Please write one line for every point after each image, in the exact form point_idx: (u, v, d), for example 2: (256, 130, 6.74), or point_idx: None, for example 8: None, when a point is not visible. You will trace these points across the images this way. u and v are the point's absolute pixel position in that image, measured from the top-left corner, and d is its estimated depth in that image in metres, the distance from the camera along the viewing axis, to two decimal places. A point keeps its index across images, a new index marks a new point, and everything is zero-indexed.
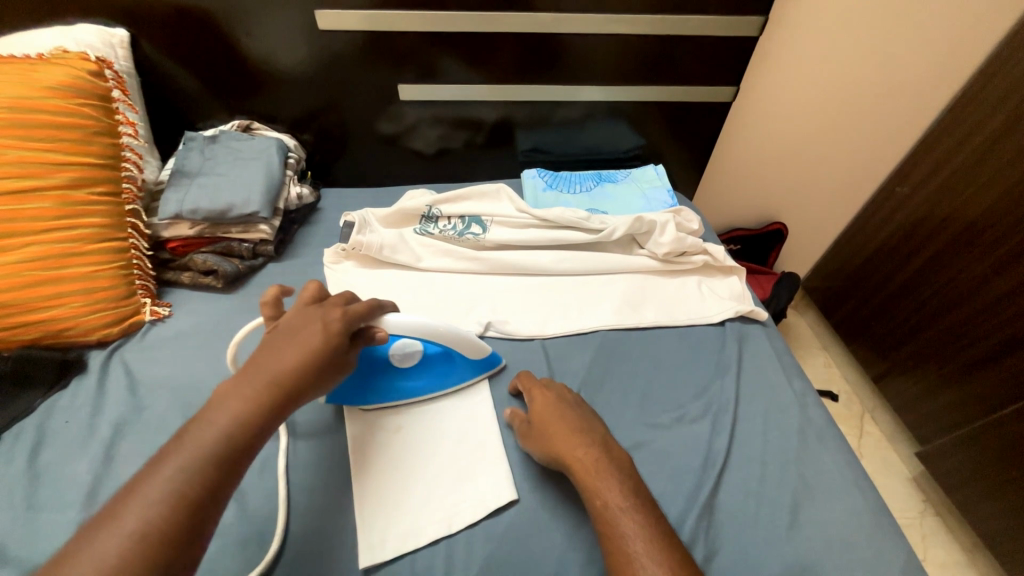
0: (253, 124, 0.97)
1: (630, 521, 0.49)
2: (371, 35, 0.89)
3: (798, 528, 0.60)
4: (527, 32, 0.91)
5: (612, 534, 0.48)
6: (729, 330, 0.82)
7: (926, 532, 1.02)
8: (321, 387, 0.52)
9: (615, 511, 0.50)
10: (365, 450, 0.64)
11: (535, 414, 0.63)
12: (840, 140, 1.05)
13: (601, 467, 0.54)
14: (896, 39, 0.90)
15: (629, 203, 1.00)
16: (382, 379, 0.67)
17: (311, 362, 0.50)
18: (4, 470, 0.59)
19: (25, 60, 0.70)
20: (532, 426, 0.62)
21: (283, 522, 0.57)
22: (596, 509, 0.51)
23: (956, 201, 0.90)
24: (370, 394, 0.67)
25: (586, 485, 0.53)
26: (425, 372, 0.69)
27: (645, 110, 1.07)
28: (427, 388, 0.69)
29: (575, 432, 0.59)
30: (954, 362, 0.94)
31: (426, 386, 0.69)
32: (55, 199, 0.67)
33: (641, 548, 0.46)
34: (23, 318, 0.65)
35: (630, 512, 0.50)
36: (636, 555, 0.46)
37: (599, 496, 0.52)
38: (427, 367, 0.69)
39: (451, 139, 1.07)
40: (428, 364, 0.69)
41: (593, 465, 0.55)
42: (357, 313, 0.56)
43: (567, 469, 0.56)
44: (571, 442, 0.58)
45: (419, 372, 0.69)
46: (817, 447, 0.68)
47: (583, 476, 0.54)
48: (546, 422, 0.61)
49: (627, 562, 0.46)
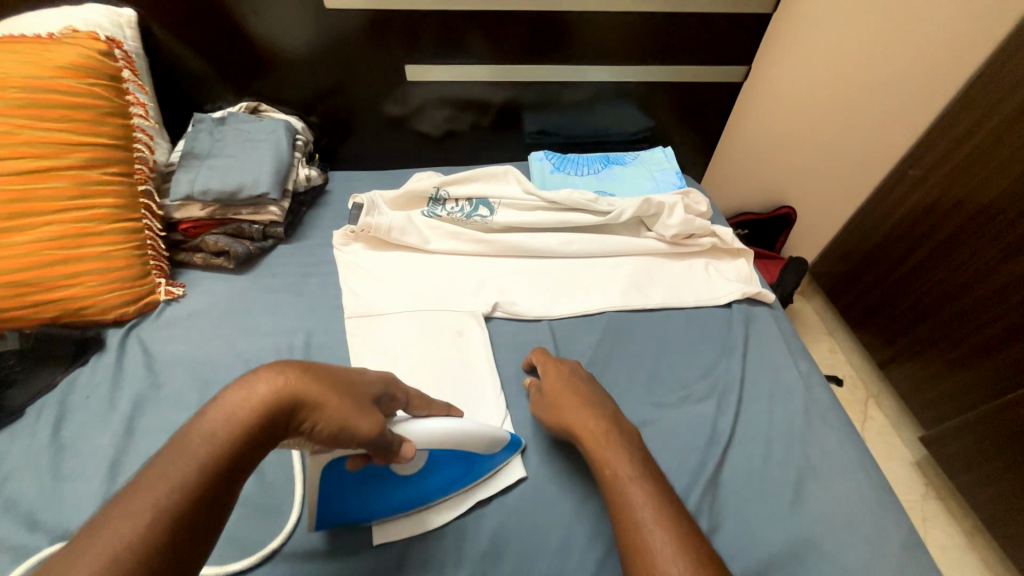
0: (260, 106, 0.96)
1: (639, 490, 0.50)
2: (376, 14, 0.88)
3: (801, 504, 0.62)
4: (534, 10, 0.90)
5: (621, 502, 0.49)
6: (736, 311, 0.82)
7: (927, 514, 1.03)
8: (325, 424, 0.44)
9: (624, 480, 0.51)
10: None
11: (546, 388, 0.64)
12: (851, 120, 1.03)
13: (611, 439, 0.55)
14: (910, 16, 0.88)
15: (637, 185, 0.99)
16: (382, 491, 0.55)
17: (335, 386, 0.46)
18: (31, 442, 0.61)
19: (36, 39, 0.70)
20: (544, 397, 0.64)
21: (299, 493, 0.59)
22: (605, 479, 0.52)
23: (968, 182, 0.89)
24: (371, 505, 0.55)
25: (596, 455, 0.55)
26: (435, 472, 0.57)
27: (654, 90, 1.06)
28: (437, 487, 0.57)
29: (585, 405, 0.60)
30: (963, 345, 0.94)
31: (434, 487, 0.57)
32: (70, 179, 0.68)
33: (650, 516, 0.47)
34: (40, 298, 0.67)
35: (639, 482, 0.50)
36: (644, 522, 0.47)
37: (609, 467, 0.53)
38: (435, 470, 0.56)
39: (457, 122, 1.07)
40: (440, 462, 0.56)
41: (603, 438, 0.55)
42: (407, 399, 0.56)
43: (578, 442, 0.57)
44: (583, 416, 0.58)
45: (427, 474, 0.56)
46: (822, 427, 0.69)
47: (594, 448, 0.55)
48: (557, 395, 0.62)
49: (635, 530, 0.47)
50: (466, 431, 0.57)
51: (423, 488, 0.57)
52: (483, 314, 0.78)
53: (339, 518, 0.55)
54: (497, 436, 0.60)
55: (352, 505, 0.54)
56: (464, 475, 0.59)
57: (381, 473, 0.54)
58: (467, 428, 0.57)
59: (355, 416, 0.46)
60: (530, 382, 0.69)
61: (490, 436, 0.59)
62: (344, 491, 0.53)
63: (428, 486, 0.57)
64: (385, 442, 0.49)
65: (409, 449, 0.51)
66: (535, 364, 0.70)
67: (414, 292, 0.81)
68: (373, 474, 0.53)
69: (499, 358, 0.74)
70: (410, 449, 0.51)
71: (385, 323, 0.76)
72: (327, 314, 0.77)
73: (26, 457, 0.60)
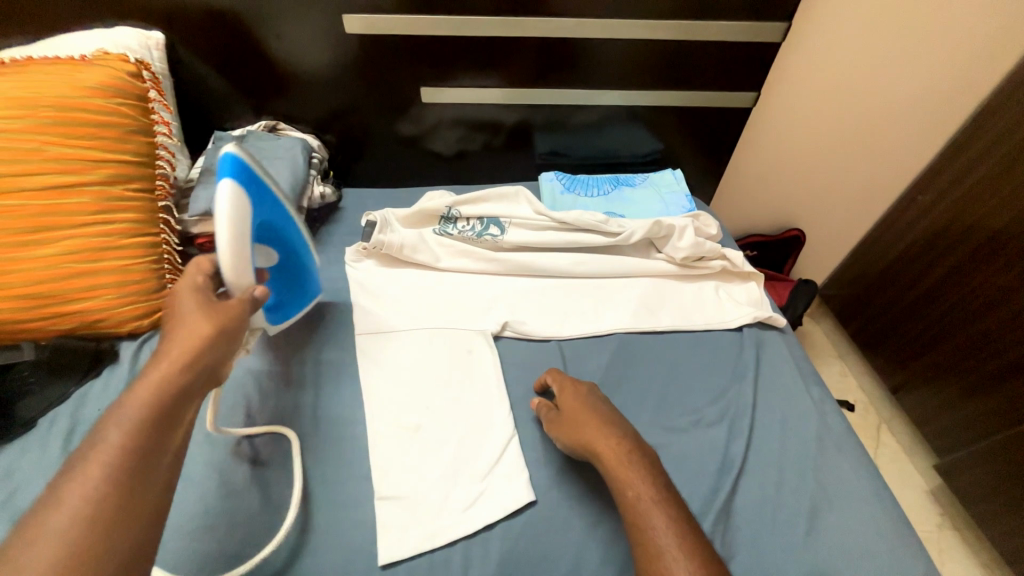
0: (278, 124, 1.00)
1: (661, 515, 0.49)
2: (393, 38, 0.91)
3: (815, 534, 0.61)
4: (547, 36, 0.92)
5: (642, 526, 0.49)
6: (747, 336, 0.82)
7: (943, 545, 1.01)
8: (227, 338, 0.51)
9: (647, 503, 0.51)
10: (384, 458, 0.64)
11: (564, 404, 0.64)
12: (861, 147, 1.04)
13: (633, 460, 0.55)
14: (921, 45, 0.90)
15: (646, 207, 1.00)
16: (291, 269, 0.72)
17: (205, 317, 0.51)
18: (45, 453, 0.62)
19: (68, 61, 0.73)
20: (560, 414, 0.64)
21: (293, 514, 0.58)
22: (627, 501, 0.52)
23: (980, 210, 0.89)
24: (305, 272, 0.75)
25: (616, 477, 0.54)
26: (277, 241, 0.69)
27: (665, 115, 1.07)
28: (290, 236, 0.71)
29: (605, 423, 0.59)
30: (976, 373, 0.93)
31: (291, 236, 0.71)
32: (93, 194, 0.70)
33: (672, 542, 0.47)
34: (59, 309, 0.68)
35: (662, 506, 0.50)
36: (666, 548, 0.47)
37: (632, 488, 0.53)
38: (277, 240, 0.69)
39: (470, 141, 1.09)
40: (269, 236, 0.68)
41: (624, 457, 0.55)
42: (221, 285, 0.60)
43: (598, 463, 0.57)
44: (603, 434, 0.58)
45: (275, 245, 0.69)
46: (836, 454, 0.68)
47: (614, 468, 0.55)
48: (574, 412, 0.62)
49: (656, 556, 0.47)
50: (240, 218, 0.59)
51: (289, 232, 0.71)
52: (492, 333, 0.78)
53: (313, 283, 0.77)
54: (222, 197, 0.58)
55: (308, 277, 0.76)
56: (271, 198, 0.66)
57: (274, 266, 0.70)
58: (234, 219, 0.58)
59: (232, 314, 0.53)
60: (537, 403, 0.68)
61: (228, 200, 0.58)
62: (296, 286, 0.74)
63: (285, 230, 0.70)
64: (248, 301, 0.57)
65: (206, 264, 0.58)
66: (548, 384, 0.70)
67: (424, 309, 0.81)
68: (279, 274, 0.71)
69: (509, 378, 0.74)
70: (207, 262, 0.58)
71: (394, 341, 0.76)
72: (337, 331, 0.78)
73: (38, 470, 0.61)
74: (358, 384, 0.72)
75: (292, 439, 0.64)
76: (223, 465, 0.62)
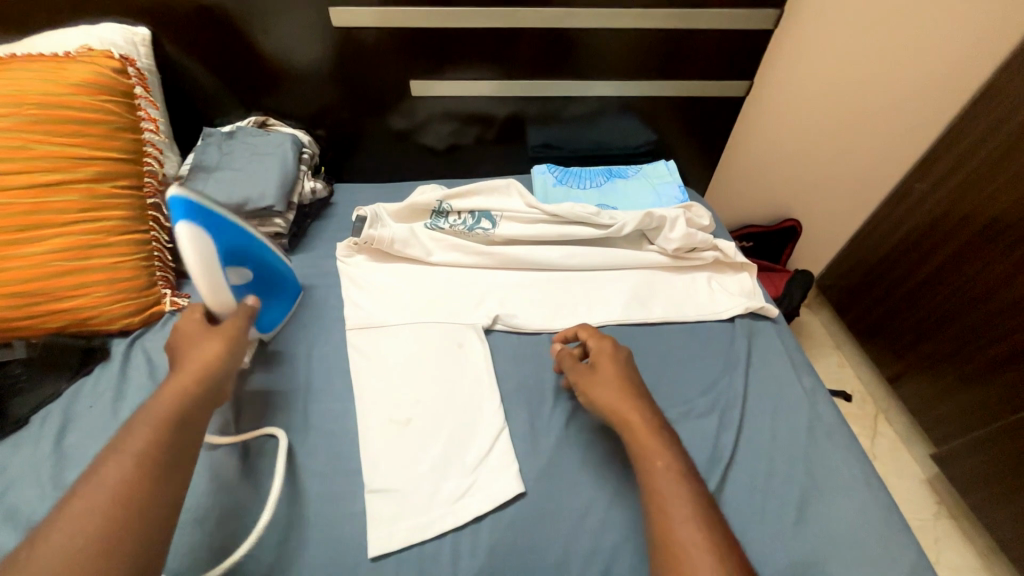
0: (269, 120, 0.98)
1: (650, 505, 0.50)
2: (383, 31, 0.90)
3: (804, 523, 0.61)
4: (538, 28, 0.91)
5: None
6: (739, 326, 0.82)
7: (939, 534, 1.01)
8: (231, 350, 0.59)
9: (666, 478, 0.51)
10: (373, 453, 0.64)
11: (595, 364, 0.64)
12: (855, 139, 1.03)
13: (662, 432, 0.56)
14: (915, 35, 0.88)
15: (639, 199, 1.00)
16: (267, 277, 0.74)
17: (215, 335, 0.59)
18: (36, 449, 0.63)
19: (53, 58, 0.72)
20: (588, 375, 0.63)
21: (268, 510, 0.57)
22: (653, 470, 0.52)
23: (976, 197, 0.89)
24: (282, 276, 0.77)
25: (641, 447, 0.55)
26: (248, 257, 0.70)
27: (658, 105, 1.06)
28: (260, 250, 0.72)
29: (633, 394, 0.60)
30: (973, 361, 0.92)
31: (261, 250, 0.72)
32: (82, 192, 0.70)
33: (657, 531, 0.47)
34: (51, 306, 0.68)
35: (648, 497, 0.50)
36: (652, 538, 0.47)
37: (659, 458, 0.53)
38: (247, 257, 0.70)
39: (462, 135, 1.08)
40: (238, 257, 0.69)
41: (654, 429, 0.56)
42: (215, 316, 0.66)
43: (618, 425, 0.58)
44: (633, 402, 0.59)
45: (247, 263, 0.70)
46: (826, 444, 0.68)
47: (638, 440, 0.55)
48: (602, 377, 0.62)
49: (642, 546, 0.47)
50: (210, 253, 0.63)
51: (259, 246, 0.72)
52: (483, 326, 0.78)
53: (292, 282, 0.79)
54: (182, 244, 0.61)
55: (286, 278, 0.78)
56: (233, 224, 0.66)
57: (252, 281, 0.72)
58: (204, 258, 0.62)
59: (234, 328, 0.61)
60: (559, 349, 0.70)
61: (189, 242, 0.61)
62: (276, 291, 0.76)
63: (257, 246, 0.71)
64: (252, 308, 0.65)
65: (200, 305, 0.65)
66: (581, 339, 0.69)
67: (415, 303, 0.81)
68: (258, 285, 0.73)
69: (500, 371, 0.74)
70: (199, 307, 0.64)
71: (385, 336, 0.76)
72: (328, 327, 0.78)
73: (29, 466, 0.61)
74: (348, 379, 0.72)
75: (282, 442, 0.64)
76: (213, 460, 0.62)
